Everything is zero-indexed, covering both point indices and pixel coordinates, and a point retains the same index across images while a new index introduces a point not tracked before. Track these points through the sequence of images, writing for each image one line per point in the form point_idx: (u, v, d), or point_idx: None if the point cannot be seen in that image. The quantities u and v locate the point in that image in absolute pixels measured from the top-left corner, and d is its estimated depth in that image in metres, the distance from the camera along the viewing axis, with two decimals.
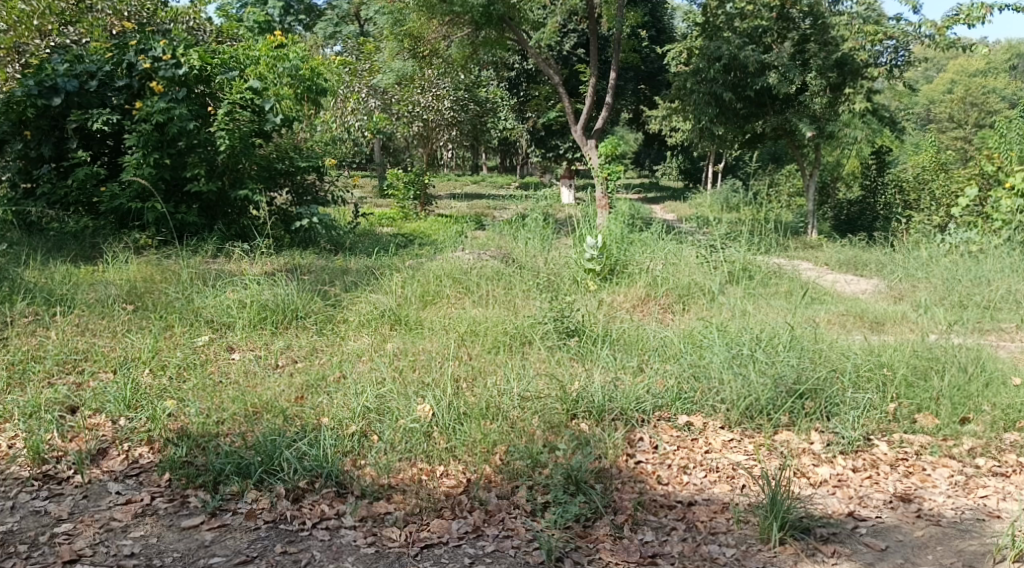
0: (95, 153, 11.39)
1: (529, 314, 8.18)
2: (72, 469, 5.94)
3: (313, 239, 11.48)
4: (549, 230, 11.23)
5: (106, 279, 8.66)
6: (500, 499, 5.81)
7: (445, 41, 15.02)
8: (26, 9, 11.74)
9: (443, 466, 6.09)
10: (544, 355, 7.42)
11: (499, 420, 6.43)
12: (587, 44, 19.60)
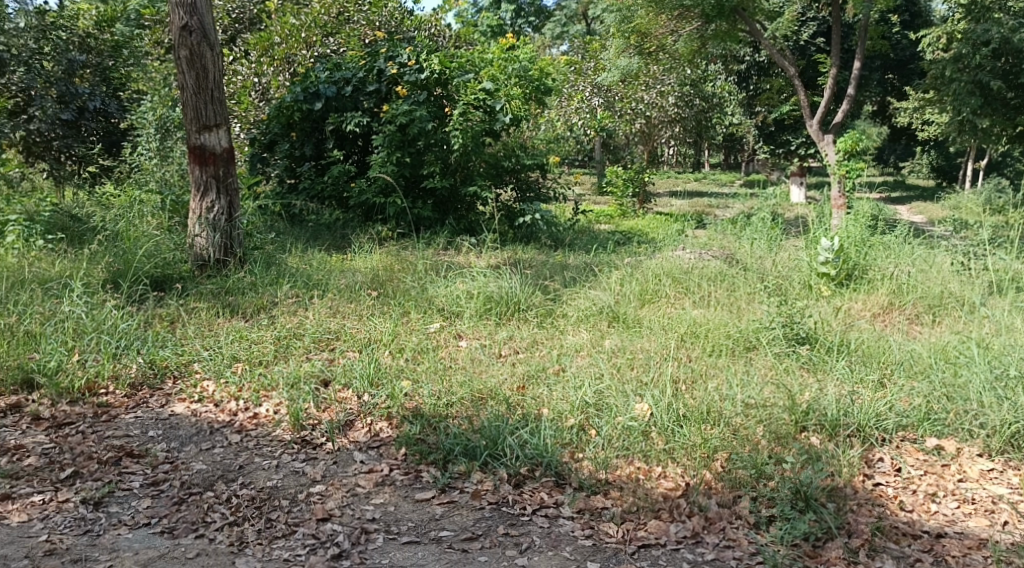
0: (347, 153, 12.19)
1: (755, 318, 7.96)
2: (326, 436, 6.40)
3: (535, 234, 11.76)
4: (777, 230, 10.93)
5: (353, 266, 9.27)
6: (720, 507, 5.73)
7: (672, 36, 14.89)
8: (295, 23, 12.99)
9: (661, 467, 6.06)
10: (771, 362, 7.21)
11: (721, 425, 6.30)
12: (829, 32, 18.73)
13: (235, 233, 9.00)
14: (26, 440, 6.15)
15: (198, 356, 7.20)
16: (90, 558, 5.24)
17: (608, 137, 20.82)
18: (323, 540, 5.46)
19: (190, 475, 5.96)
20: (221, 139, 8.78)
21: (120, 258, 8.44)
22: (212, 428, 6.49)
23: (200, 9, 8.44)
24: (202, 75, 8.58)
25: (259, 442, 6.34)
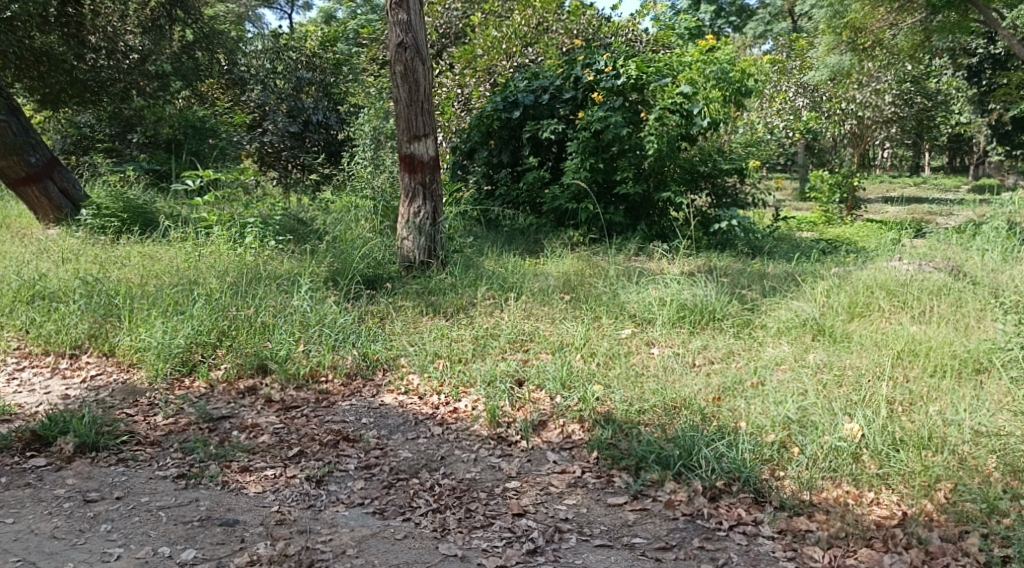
0: (542, 159, 12.50)
1: (985, 338, 7.51)
2: (519, 434, 6.70)
3: (731, 242, 11.62)
4: (1013, 241, 10.34)
5: (547, 270, 9.58)
6: (943, 541, 5.60)
7: (892, 29, 14.77)
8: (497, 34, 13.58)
9: (874, 493, 5.98)
10: (1005, 388, 6.84)
11: (945, 453, 6.11)
12: None
13: (438, 236, 9.51)
14: (260, 420, 6.80)
15: (405, 351, 7.68)
16: (312, 529, 5.71)
17: (817, 141, 19.89)
18: (519, 534, 5.72)
19: (397, 462, 6.40)
20: (428, 148, 9.29)
21: (339, 258, 9.20)
22: (416, 419, 6.92)
23: (415, 27, 8.97)
24: (414, 88, 9.11)
25: (458, 436, 6.71)
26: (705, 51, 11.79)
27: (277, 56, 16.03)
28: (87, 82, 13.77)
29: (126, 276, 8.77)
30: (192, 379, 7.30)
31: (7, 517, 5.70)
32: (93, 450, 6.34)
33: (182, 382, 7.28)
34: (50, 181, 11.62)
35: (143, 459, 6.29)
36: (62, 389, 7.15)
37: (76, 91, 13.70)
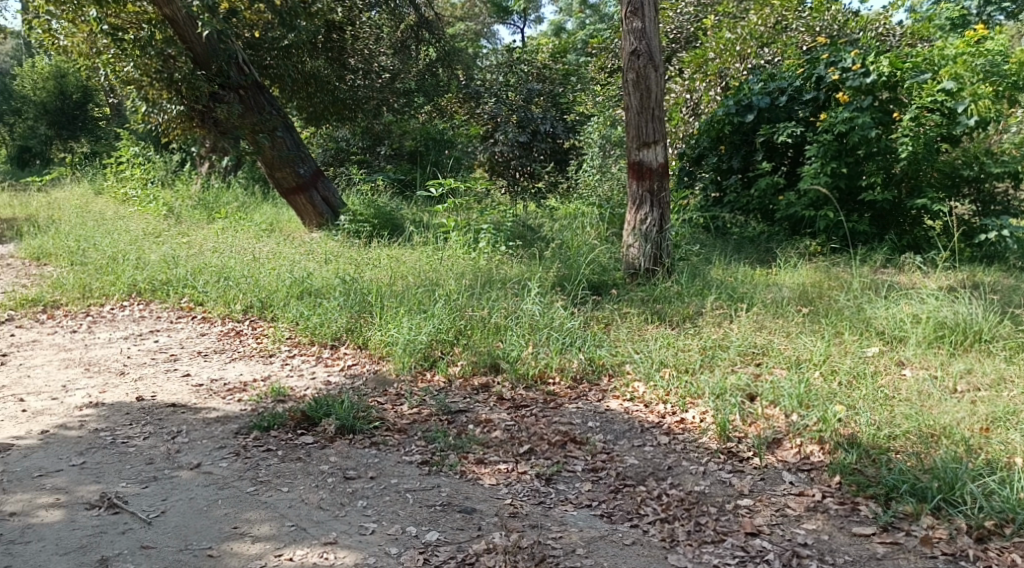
0: (775, 164, 12.15)
1: None
2: (752, 451, 6.53)
3: (1000, 254, 10.54)
4: None
5: (780, 281, 9.30)
6: None
7: None
8: (731, 37, 13.28)
9: None
10: None
11: None
12: None
13: (665, 244, 9.48)
14: (495, 415, 7.05)
15: (630, 358, 7.69)
16: (543, 525, 5.84)
17: None
18: (753, 554, 5.57)
19: (624, 467, 6.42)
20: (657, 155, 9.24)
21: (566, 264, 9.47)
22: (642, 426, 6.92)
23: (649, 35, 8.96)
24: (646, 95, 9.10)
25: (685, 447, 6.63)
26: (973, 41, 10.87)
27: (510, 70, 17.36)
28: (345, 100, 14.86)
29: (377, 277, 9.47)
30: (433, 373, 7.71)
31: (281, 486, 6.19)
32: (351, 432, 6.81)
33: (425, 374, 7.70)
34: (314, 191, 12.60)
35: (393, 444, 6.70)
36: (325, 375, 7.79)
37: (337, 109, 14.77)
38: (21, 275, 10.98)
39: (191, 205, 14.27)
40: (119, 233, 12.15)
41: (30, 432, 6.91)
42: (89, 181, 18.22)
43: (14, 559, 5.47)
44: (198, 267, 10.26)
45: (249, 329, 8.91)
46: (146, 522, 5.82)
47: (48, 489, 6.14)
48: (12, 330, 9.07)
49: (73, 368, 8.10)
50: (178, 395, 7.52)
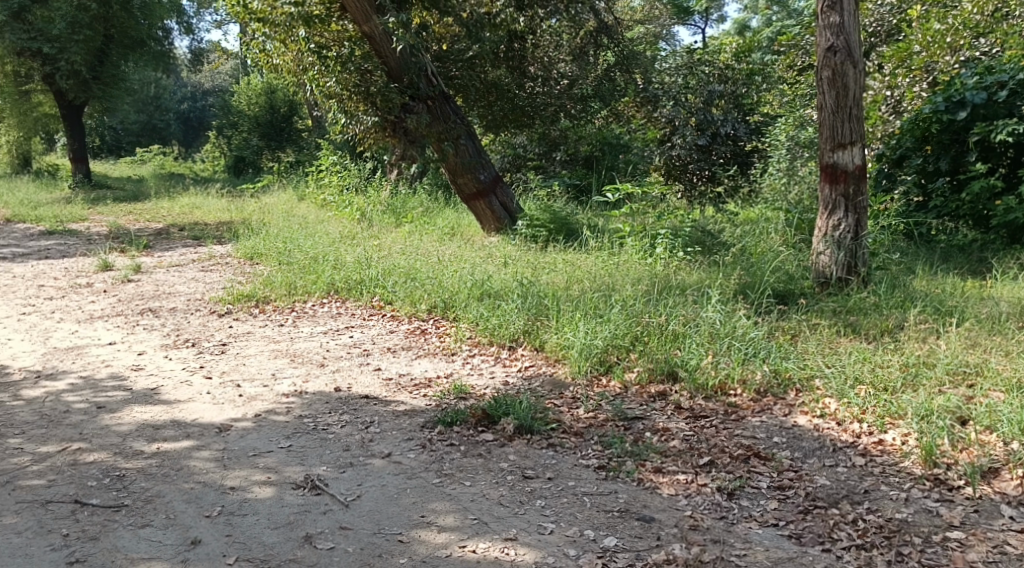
0: (992, 166, 11.29)
1: None
2: (964, 479, 6.04)
3: None
4: None
5: (998, 295, 8.60)
6: None
7: None
8: (941, 28, 12.47)
9: None
10: None
11: None
12: None
13: (861, 251, 8.95)
14: (672, 424, 6.87)
15: (820, 372, 7.28)
16: (726, 541, 5.61)
17: None
18: None
19: (814, 488, 6.08)
20: (855, 157, 8.74)
21: (750, 272, 9.19)
22: (835, 446, 6.54)
23: (848, 29, 8.50)
24: (843, 93, 8.61)
25: (885, 471, 6.22)
26: None
27: (689, 72, 16.96)
28: (524, 107, 15.23)
29: (553, 280, 9.49)
30: (608, 378, 7.59)
31: (465, 480, 6.28)
32: (529, 432, 6.82)
33: (600, 379, 7.59)
34: (494, 196, 12.64)
35: (569, 447, 6.65)
36: (504, 375, 7.83)
37: (516, 116, 15.20)
38: (238, 273, 11.81)
39: (381, 209, 14.77)
40: (318, 235, 12.71)
41: (246, 414, 7.28)
42: (293, 187, 19.24)
43: (233, 529, 5.77)
44: (388, 268, 10.57)
45: (433, 328, 9.09)
46: (345, 504, 6.03)
47: (261, 468, 6.45)
48: (230, 322, 9.67)
49: (281, 358, 8.52)
50: (371, 388, 7.77)
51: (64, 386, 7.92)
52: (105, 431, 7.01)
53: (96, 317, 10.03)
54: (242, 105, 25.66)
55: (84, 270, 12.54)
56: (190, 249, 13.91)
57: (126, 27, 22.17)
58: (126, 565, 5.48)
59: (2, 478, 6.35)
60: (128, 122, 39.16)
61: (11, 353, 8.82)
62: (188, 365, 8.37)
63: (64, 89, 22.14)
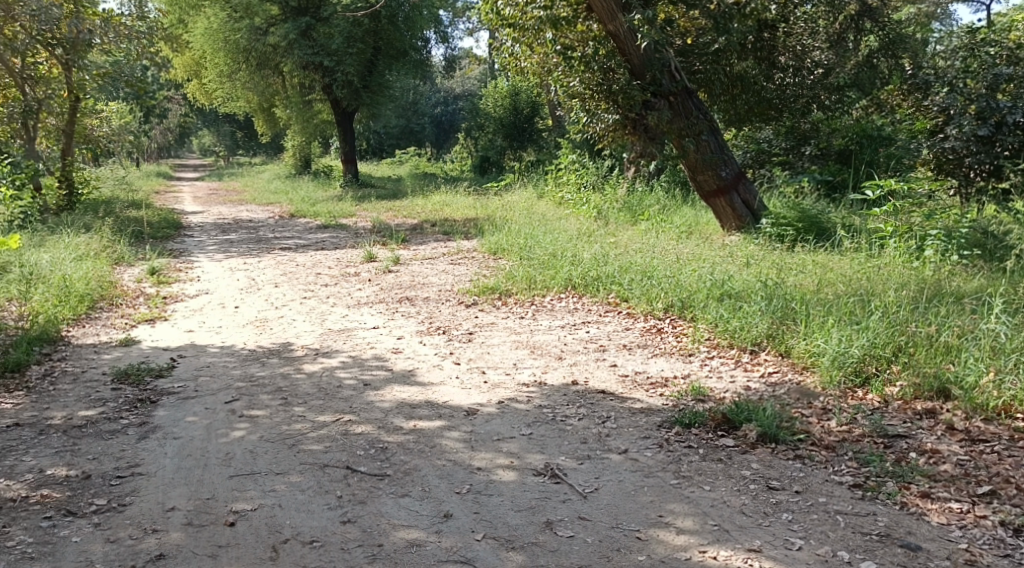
0: None
1: None
2: None
3: None
4: None
5: None
6: None
7: None
8: None
9: None
10: None
11: None
12: None
13: None
14: (943, 446, 6.20)
15: None
16: None
17: None
18: None
19: None
20: None
21: None
22: None
23: None
24: None
25: None
26: None
27: (972, 53, 13.65)
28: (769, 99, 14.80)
29: (802, 283, 8.90)
30: (865, 391, 6.97)
31: (705, 484, 5.99)
32: (774, 442, 6.39)
33: (855, 392, 6.99)
34: (736, 193, 12.04)
35: (819, 461, 6.16)
36: (745, 380, 7.39)
37: (761, 109, 14.79)
38: (483, 267, 12.02)
39: (617, 207, 14.56)
40: (558, 233, 12.71)
41: (492, 400, 7.33)
42: (534, 184, 19.48)
43: (480, 507, 5.85)
44: (625, 266, 10.34)
45: (669, 327, 8.77)
46: (583, 495, 5.96)
47: (504, 452, 6.48)
48: (477, 312, 9.85)
49: (522, 349, 8.54)
50: (607, 383, 7.60)
51: (337, 363, 8.35)
52: (371, 406, 7.28)
53: (361, 303, 10.54)
54: (488, 107, 26.25)
55: (352, 261, 13.32)
56: (441, 243, 14.38)
57: (392, 39, 23.20)
58: (388, 529, 5.67)
59: (287, 440, 6.72)
60: (391, 127, 41.63)
61: (294, 332, 9.42)
62: (440, 351, 8.57)
63: (338, 97, 23.74)
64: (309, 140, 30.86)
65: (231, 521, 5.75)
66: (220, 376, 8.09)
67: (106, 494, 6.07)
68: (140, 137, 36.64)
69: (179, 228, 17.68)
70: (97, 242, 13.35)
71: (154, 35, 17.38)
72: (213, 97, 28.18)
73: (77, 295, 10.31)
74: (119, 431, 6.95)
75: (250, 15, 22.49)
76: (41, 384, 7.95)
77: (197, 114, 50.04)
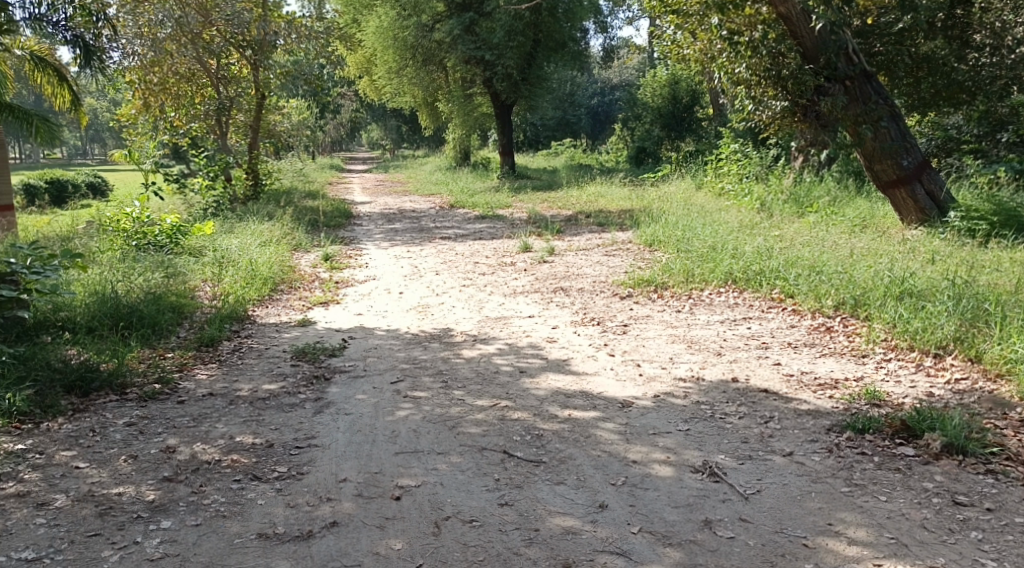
0: None
1: None
2: None
3: None
4: None
5: None
6: None
7: None
8: None
9: None
10: None
11: None
12: None
13: None
14: None
15: None
16: None
17: None
18: None
19: None
20: None
21: None
22: None
23: None
24: None
25: None
26: None
27: None
28: (963, 83, 13.85)
29: (994, 284, 8.35)
30: None
31: (880, 495, 5.64)
32: (961, 454, 5.97)
33: None
34: (918, 183, 11.31)
35: (1015, 478, 5.72)
36: (928, 386, 6.94)
37: (951, 93, 14.05)
38: (638, 259, 11.81)
39: (783, 199, 14.01)
40: (718, 225, 12.34)
41: (648, 394, 7.15)
42: (692, 176, 19.06)
43: (636, 500, 5.70)
44: (791, 260, 9.90)
45: (840, 327, 8.30)
46: (744, 496, 5.71)
47: (660, 447, 6.29)
48: (632, 305, 9.67)
49: (679, 343, 8.30)
50: (770, 382, 7.27)
51: (494, 350, 8.37)
52: (527, 393, 7.25)
53: (518, 292, 10.56)
54: (647, 97, 25.98)
55: (509, 251, 13.39)
56: (597, 235, 14.23)
57: (552, 31, 23.24)
58: (544, 514, 5.61)
59: (448, 422, 6.78)
60: (548, 119, 41.83)
61: (454, 318, 9.53)
62: (594, 342, 8.45)
63: (498, 90, 24.01)
64: (470, 134, 31.40)
65: (396, 495, 5.82)
66: (386, 357, 8.26)
67: (287, 462, 6.26)
68: (315, 132, 38.35)
69: (349, 217, 18.33)
70: (278, 229, 13.99)
71: (331, 35, 17.89)
72: (382, 92, 29.10)
73: (262, 278, 10.80)
74: (297, 405, 7.19)
75: (417, 12, 23.12)
76: (232, 357, 8.34)
77: (366, 109, 51.86)
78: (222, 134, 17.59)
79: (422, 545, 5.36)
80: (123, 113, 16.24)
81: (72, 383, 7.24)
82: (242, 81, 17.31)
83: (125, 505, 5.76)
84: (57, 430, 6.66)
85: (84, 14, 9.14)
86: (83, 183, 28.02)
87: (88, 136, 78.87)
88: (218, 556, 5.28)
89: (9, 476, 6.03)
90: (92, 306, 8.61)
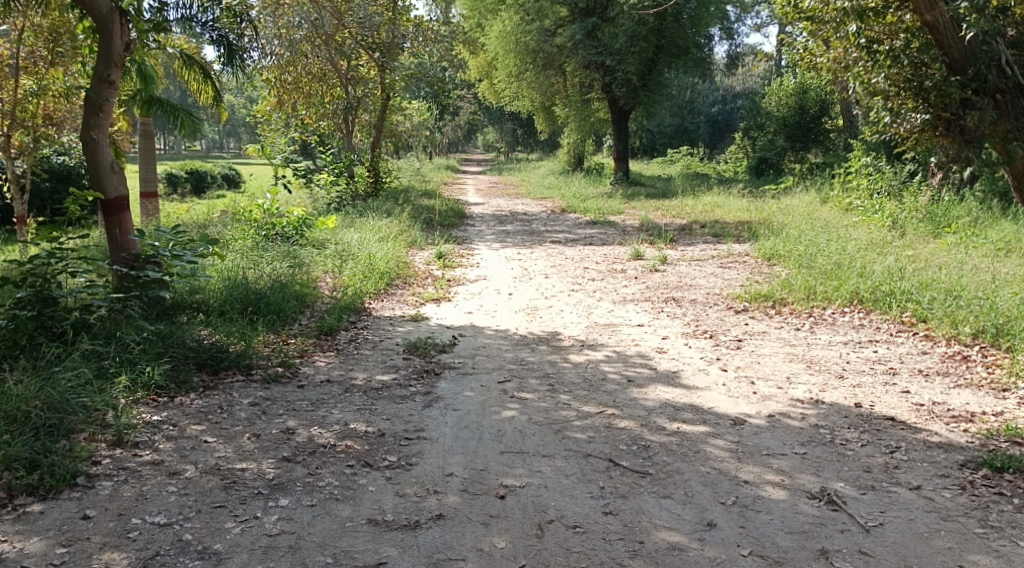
0: None
1: None
2: None
3: None
4: None
5: None
6: None
7: None
8: None
9: None
10: None
11: None
12: None
13: None
14: None
15: None
16: None
17: None
18: None
19: None
20: None
21: None
22: None
23: None
24: None
25: None
26: None
27: None
28: None
29: None
30: None
31: (1019, 540, 5.29)
32: None
33: None
34: None
35: None
36: None
37: None
38: (755, 273, 11.47)
39: (918, 217, 13.46)
40: (845, 241, 11.88)
41: (761, 413, 6.88)
42: (817, 190, 18.47)
43: (747, 522, 5.46)
44: (925, 282, 9.43)
45: (978, 356, 7.88)
46: (864, 528, 5.40)
47: (774, 469, 6.03)
48: (747, 320, 9.35)
49: (797, 362, 7.99)
50: (897, 411, 6.90)
51: (602, 356, 8.22)
52: (634, 402, 7.08)
53: (627, 300, 10.39)
54: (772, 106, 25.29)
55: (619, 258, 13.18)
56: (710, 246, 13.88)
57: (675, 37, 22.84)
58: (649, 527, 5.43)
59: (554, 425, 6.67)
60: (665, 126, 41.83)
61: (562, 322, 9.43)
62: (706, 355, 8.20)
63: (618, 96, 23.87)
64: (585, 140, 31.22)
65: (501, 494, 5.75)
66: (494, 356, 8.22)
67: (397, 452, 6.27)
68: (435, 132, 38.86)
69: (462, 216, 18.41)
70: (396, 225, 14.22)
71: (455, 39, 18.34)
72: (501, 95, 29.17)
73: (380, 272, 10.93)
74: (408, 397, 7.21)
75: (541, 17, 23.10)
76: (348, 347, 8.44)
77: (486, 112, 52.37)
78: (348, 132, 18.03)
79: (525, 546, 5.26)
80: (260, 108, 16.58)
81: (205, 361, 7.44)
82: (368, 81, 17.60)
83: (247, 480, 5.86)
84: (189, 405, 6.82)
85: (230, 15, 9.22)
86: (218, 174, 29.13)
87: (224, 131, 82.74)
88: (331, 537, 5.31)
89: (146, 444, 6.19)
90: (224, 289, 8.81)
